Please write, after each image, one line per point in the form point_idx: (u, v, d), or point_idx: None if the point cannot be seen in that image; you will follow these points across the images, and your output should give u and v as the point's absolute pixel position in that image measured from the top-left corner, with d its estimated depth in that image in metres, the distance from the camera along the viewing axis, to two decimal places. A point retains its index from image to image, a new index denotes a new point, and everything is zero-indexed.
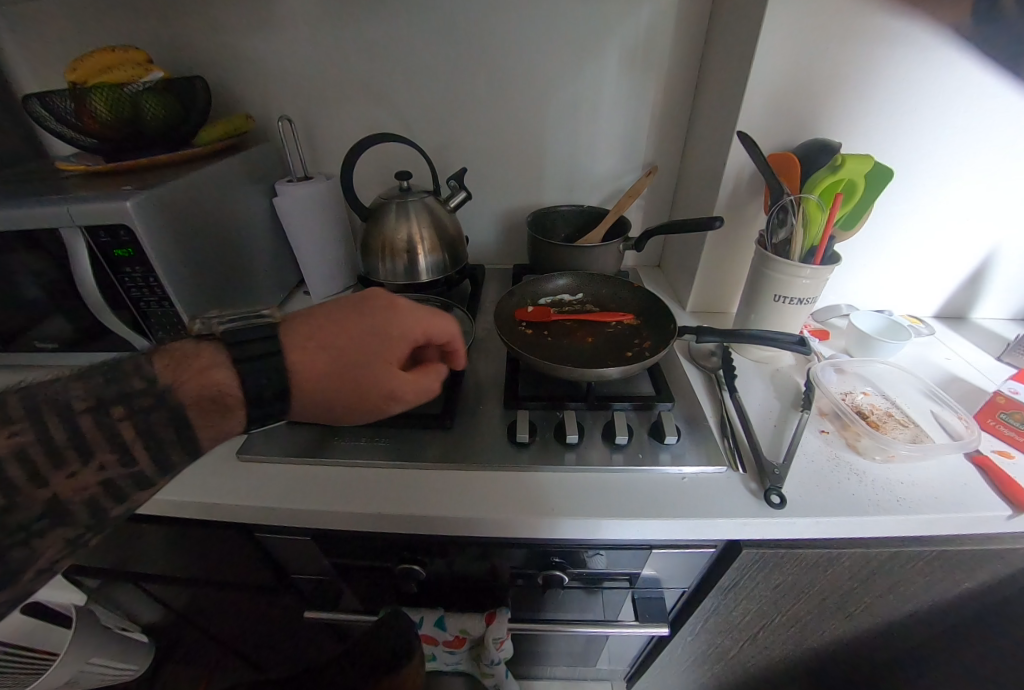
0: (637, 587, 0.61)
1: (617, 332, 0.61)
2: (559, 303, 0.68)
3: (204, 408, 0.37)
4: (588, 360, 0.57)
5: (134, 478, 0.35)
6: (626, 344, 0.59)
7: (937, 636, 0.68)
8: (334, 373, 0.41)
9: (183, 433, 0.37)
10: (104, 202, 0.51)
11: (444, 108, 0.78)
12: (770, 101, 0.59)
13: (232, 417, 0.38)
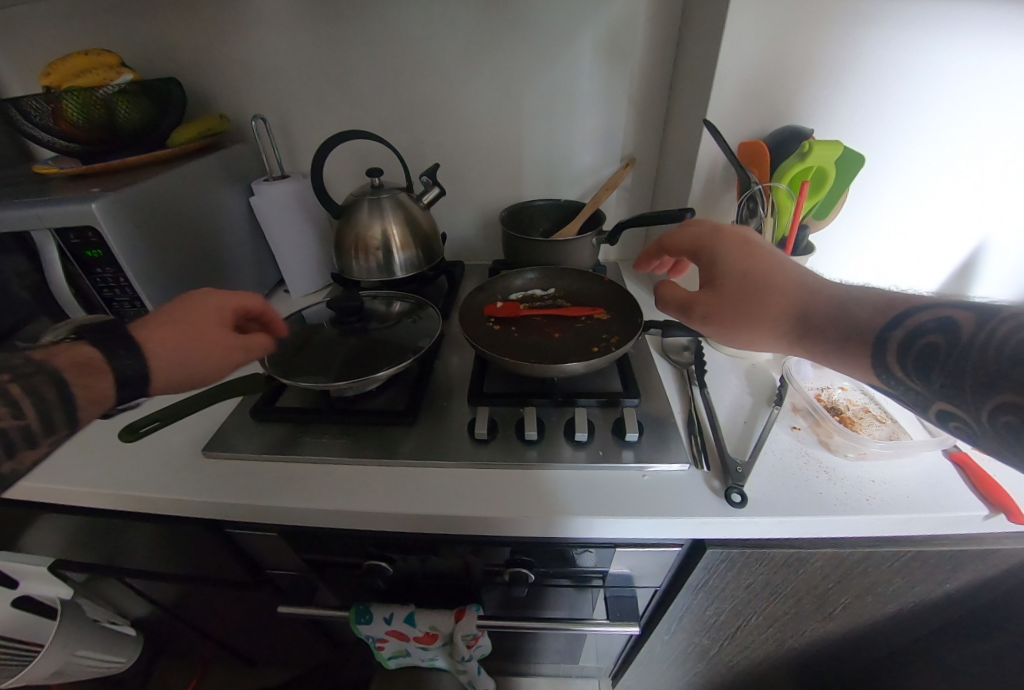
0: (609, 586, 0.60)
1: (586, 326, 0.60)
2: (530, 299, 0.67)
3: (81, 370, 0.38)
4: (554, 356, 0.56)
5: (25, 433, 0.34)
6: (594, 338, 0.58)
7: (923, 636, 0.66)
8: (186, 343, 0.44)
9: (66, 396, 0.36)
10: (70, 205, 0.52)
11: (418, 103, 0.77)
12: (740, 88, 0.58)
13: (104, 377, 0.38)
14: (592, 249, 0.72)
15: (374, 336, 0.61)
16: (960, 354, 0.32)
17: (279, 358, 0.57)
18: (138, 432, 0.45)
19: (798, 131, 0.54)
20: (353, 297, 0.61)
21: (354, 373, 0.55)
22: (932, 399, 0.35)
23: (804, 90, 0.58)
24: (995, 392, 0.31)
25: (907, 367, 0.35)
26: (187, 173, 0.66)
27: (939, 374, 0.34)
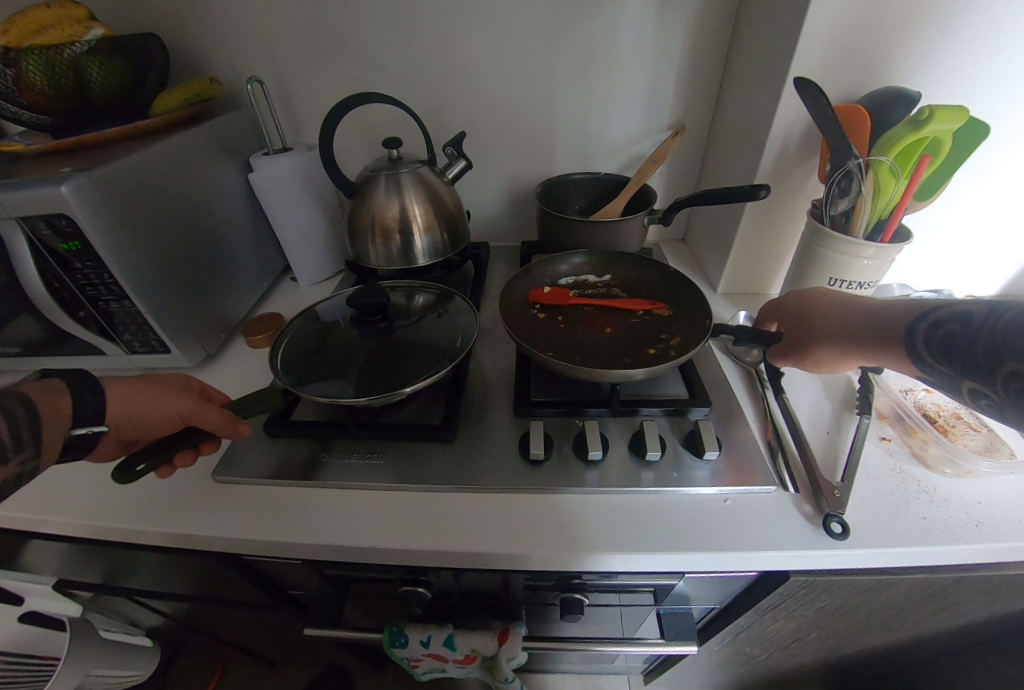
0: (663, 604, 0.55)
1: (642, 321, 0.54)
2: (581, 284, 0.60)
3: (44, 389, 0.36)
4: (605, 355, 0.50)
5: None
6: (653, 335, 0.52)
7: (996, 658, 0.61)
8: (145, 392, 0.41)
9: (33, 414, 0.34)
10: (35, 188, 0.44)
11: (437, 63, 0.67)
12: (832, 38, 0.48)
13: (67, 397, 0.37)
14: (640, 230, 0.64)
15: (402, 335, 0.54)
16: (974, 335, 0.32)
17: (296, 364, 0.50)
18: (133, 473, 0.37)
19: (905, 92, 0.47)
20: (376, 291, 0.53)
21: (381, 381, 0.48)
22: (961, 381, 0.33)
23: (910, 39, 0.48)
24: (1005, 364, 0.30)
25: (931, 352, 0.35)
26: (174, 148, 0.57)
27: (960, 355, 0.33)
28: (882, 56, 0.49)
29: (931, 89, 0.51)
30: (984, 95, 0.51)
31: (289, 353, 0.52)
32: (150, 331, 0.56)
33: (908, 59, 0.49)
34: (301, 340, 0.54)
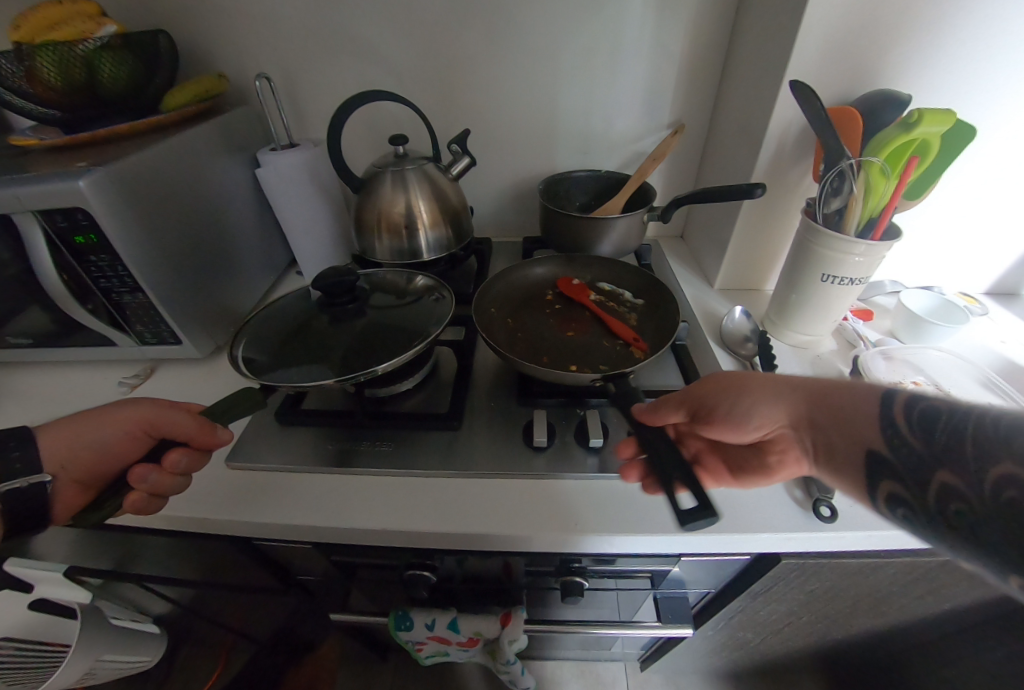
0: (660, 589, 0.57)
1: (616, 352, 0.54)
2: (613, 296, 0.62)
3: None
4: (545, 350, 0.55)
5: None
6: (600, 358, 0.53)
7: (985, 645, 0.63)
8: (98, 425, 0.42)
9: None
10: (55, 183, 0.45)
11: (442, 60, 0.68)
12: (827, 41, 0.50)
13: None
14: (639, 227, 0.65)
15: (373, 318, 0.53)
16: (962, 420, 0.27)
17: (259, 348, 0.49)
18: (101, 510, 0.39)
19: (896, 94, 0.48)
20: (345, 272, 0.52)
21: (306, 352, 0.48)
22: (933, 470, 0.28)
23: (904, 43, 0.50)
24: (998, 463, 0.25)
25: (908, 429, 0.29)
26: (184, 144, 0.58)
27: (943, 439, 0.28)
28: (875, 58, 0.51)
29: (922, 91, 0.53)
30: (973, 97, 0.53)
31: (256, 339, 0.51)
32: (163, 323, 0.57)
33: (899, 62, 0.51)
34: (267, 325, 0.53)
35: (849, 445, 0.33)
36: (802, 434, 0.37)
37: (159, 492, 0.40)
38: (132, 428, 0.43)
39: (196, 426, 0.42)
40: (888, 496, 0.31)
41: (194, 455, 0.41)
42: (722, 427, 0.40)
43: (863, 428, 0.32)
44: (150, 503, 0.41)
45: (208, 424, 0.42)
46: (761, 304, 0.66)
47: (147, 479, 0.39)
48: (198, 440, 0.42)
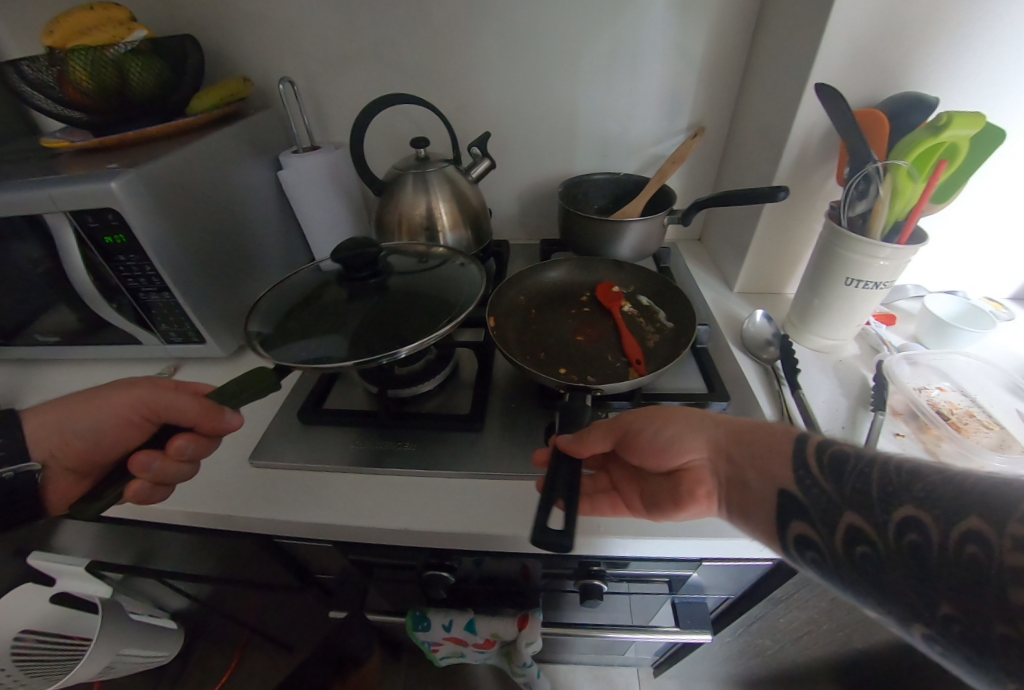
0: (679, 594, 0.57)
1: (616, 369, 0.53)
2: (643, 310, 0.61)
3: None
4: (552, 346, 0.57)
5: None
6: (594, 369, 0.53)
7: None
8: (105, 406, 0.42)
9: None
10: (87, 185, 0.46)
11: (462, 65, 0.69)
12: (854, 44, 0.49)
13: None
14: (660, 230, 0.65)
15: (396, 293, 0.51)
16: (866, 465, 0.30)
17: (273, 327, 0.48)
18: (99, 501, 0.36)
19: (924, 96, 0.48)
20: (365, 245, 0.49)
21: (330, 328, 0.47)
22: (840, 514, 0.30)
23: (932, 45, 0.49)
24: (900, 507, 0.27)
25: (820, 470, 0.31)
26: (212, 146, 0.59)
27: (851, 484, 0.30)
28: (903, 61, 0.50)
29: (951, 94, 0.52)
30: (1004, 99, 0.52)
31: (269, 312, 0.50)
32: (188, 322, 0.58)
33: (928, 64, 0.50)
34: (280, 304, 0.51)
35: (761, 481, 0.35)
36: (717, 467, 0.38)
37: (164, 479, 0.40)
38: (131, 413, 0.43)
39: (202, 410, 0.41)
40: (798, 540, 0.32)
41: (200, 441, 0.41)
42: (644, 453, 0.40)
43: (776, 467, 0.34)
44: (154, 491, 0.41)
45: (215, 408, 0.41)
46: (783, 308, 0.66)
47: (151, 466, 0.38)
48: (205, 424, 0.41)
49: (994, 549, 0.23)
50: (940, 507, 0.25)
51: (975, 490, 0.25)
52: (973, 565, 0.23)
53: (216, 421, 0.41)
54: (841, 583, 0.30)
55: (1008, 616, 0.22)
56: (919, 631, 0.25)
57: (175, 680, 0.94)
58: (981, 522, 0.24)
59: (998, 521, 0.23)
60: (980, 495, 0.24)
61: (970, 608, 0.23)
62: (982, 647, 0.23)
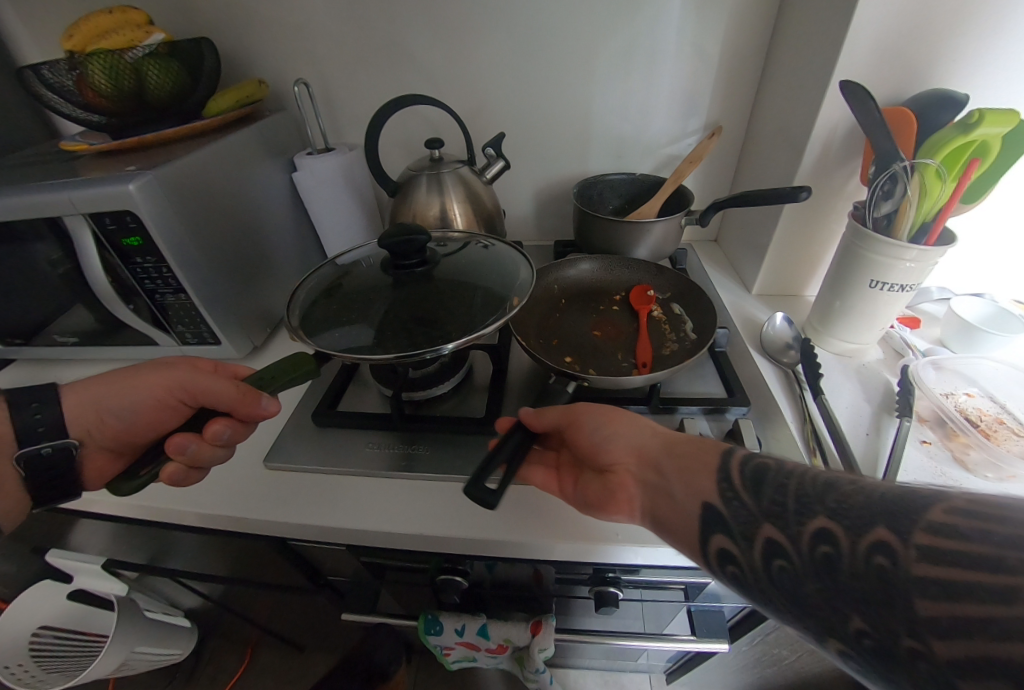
0: (695, 602, 0.56)
1: (621, 368, 0.53)
2: (670, 315, 0.60)
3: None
4: (570, 340, 0.58)
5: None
6: (599, 364, 0.54)
7: None
8: (145, 386, 0.42)
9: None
10: (105, 186, 0.46)
11: (475, 65, 0.69)
12: (880, 41, 0.48)
13: (7, 421, 0.41)
14: (675, 231, 0.64)
15: (443, 283, 0.47)
16: (786, 476, 0.29)
17: (313, 314, 0.45)
18: (136, 480, 0.37)
19: (952, 93, 0.46)
20: (412, 232, 0.44)
21: (377, 319, 0.44)
22: (759, 526, 0.29)
23: (963, 41, 0.47)
24: (812, 518, 0.27)
25: (740, 484, 0.31)
26: (228, 148, 0.59)
27: (770, 496, 0.29)
28: (931, 58, 0.49)
29: (981, 91, 0.50)
30: None
31: (309, 301, 0.47)
32: (203, 324, 0.58)
33: (958, 61, 0.49)
34: (323, 289, 0.48)
35: (684, 493, 0.33)
36: (643, 477, 0.36)
37: (199, 463, 0.39)
38: (166, 395, 0.43)
39: (239, 394, 0.40)
40: (718, 553, 0.30)
41: (235, 426, 0.40)
42: (581, 444, 0.40)
43: (701, 479, 0.33)
44: (190, 474, 0.40)
45: (252, 392, 0.40)
46: (803, 311, 0.64)
47: (186, 449, 0.38)
48: (240, 411, 0.40)
49: (900, 561, 0.23)
50: (851, 519, 0.25)
51: (885, 500, 0.25)
52: (880, 574, 0.23)
53: (253, 407, 0.40)
54: (760, 599, 0.29)
55: (913, 630, 0.22)
56: (836, 649, 0.25)
57: (189, 677, 0.95)
58: (887, 532, 0.24)
59: (903, 531, 0.23)
60: (886, 505, 0.25)
61: (879, 623, 0.23)
62: (892, 665, 0.22)
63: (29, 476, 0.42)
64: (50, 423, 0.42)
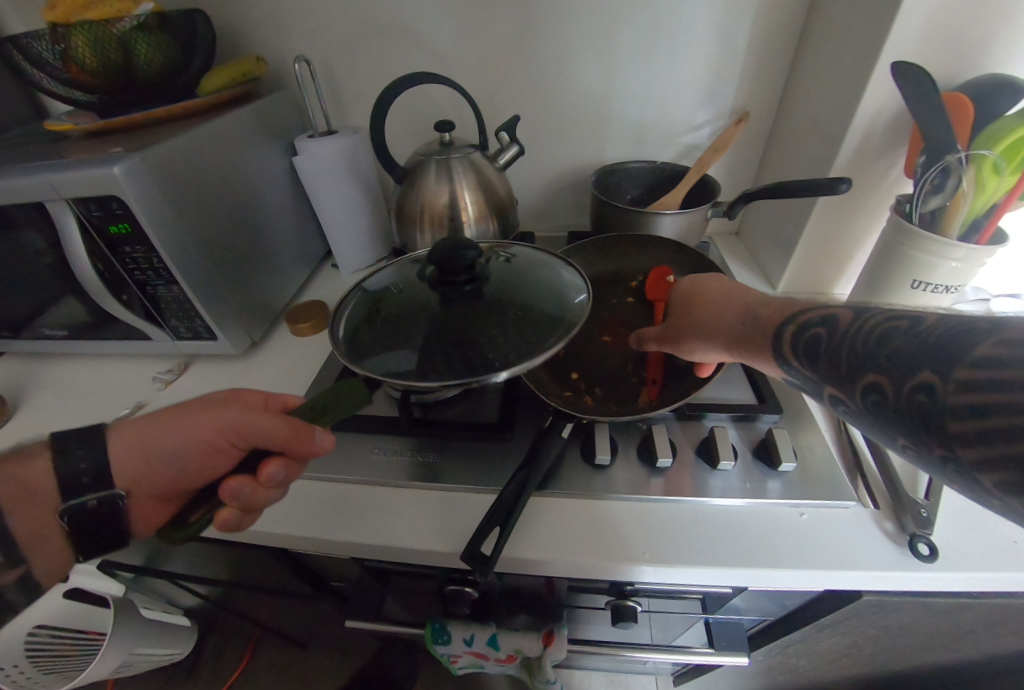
0: (713, 614, 0.54)
1: (629, 382, 0.49)
2: None
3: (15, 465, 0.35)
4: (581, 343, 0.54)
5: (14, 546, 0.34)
6: (609, 376, 0.50)
7: None
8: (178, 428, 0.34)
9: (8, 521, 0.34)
10: (88, 169, 0.43)
11: (486, 43, 0.64)
12: (936, 19, 0.44)
13: (47, 471, 0.35)
14: (700, 223, 0.61)
15: (494, 303, 0.43)
16: (839, 343, 0.29)
17: (357, 337, 0.42)
18: (187, 527, 0.31)
19: (1014, 79, 0.42)
20: (465, 245, 0.40)
21: (433, 346, 0.40)
22: (824, 386, 0.30)
23: None
24: (865, 374, 0.27)
25: (797, 357, 0.31)
26: (223, 130, 0.55)
27: (826, 362, 0.30)
28: (989, 38, 0.44)
29: None
30: None
31: (353, 327, 0.43)
32: (198, 318, 0.55)
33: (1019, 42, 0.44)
34: (365, 305, 0.45)
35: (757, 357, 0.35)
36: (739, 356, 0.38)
37: (255, 505, 0.33)
38: (212, 436, 0.34)
39: (291, 430, 0.33)
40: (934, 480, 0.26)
41: (291, 464, 0.33)
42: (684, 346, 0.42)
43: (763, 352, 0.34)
44: (246, 519, 0.34)
45: (306, 426, 0.33)
46: None
47: (241, 495, 0.32)
48: (293, 448, 0.33)
49: (939, 395, 0.23)
50: (897, 365, 0.25)
51: (936, 343, 0.24)
52: (922, 411, 0.24)
53: (311, 445, 0.33)
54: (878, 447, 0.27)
55: (943, 440, 0.23)
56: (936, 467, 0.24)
57: (189, 671, 0.94)
58: (932, 374, 0.24)
59: (947, 369, 0.23)
60: (930, 348, 0.24)
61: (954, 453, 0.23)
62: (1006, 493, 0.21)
63: (73, 531, 0.36)
64: (94, 464, 0.35)
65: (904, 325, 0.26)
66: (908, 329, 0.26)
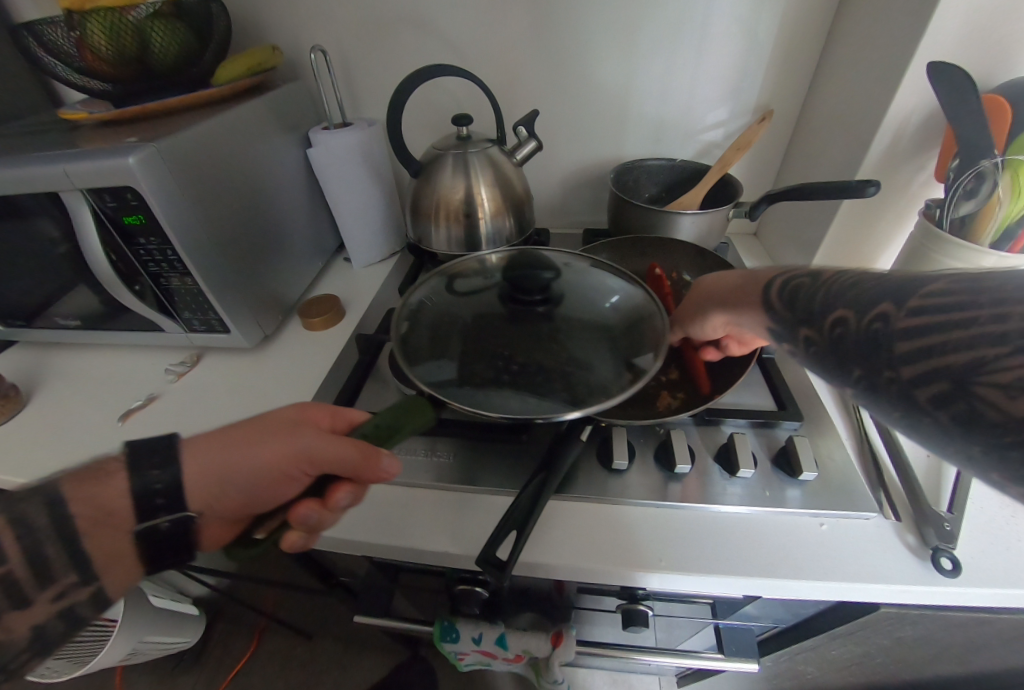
0: (723, 620, 0.53)
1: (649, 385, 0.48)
2: None
3: (83, 481, 0.30)
4: None
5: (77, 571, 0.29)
6: None
7: None
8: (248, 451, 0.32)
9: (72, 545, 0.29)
10: (103, 159, 0.42)
11: (505, 36, 0.63)
12: (975, 17, 0.42)
13: (121, 486, 0.30)
14: (720, 224, 0.59)
15: (568, 322, 0.42)
16: (815, 288, 0.29)
17: (424, 359, 0.40)
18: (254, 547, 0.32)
19: None
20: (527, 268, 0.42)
21: (516, 366, 0.39)
22: (795, 331, 0.30)
23: None
24: (833, 309, 0.27)
25: (777, 303, 0.32)
26: (239, 121, 0.55)
27: (801, 307, 0.30)
28: None
29: None
30: None
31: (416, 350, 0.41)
32: (212, 311, 0.55)
33: None
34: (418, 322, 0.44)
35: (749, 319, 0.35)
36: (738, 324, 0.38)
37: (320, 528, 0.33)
38: (284, 461, 0.32)
39: (361, 456, 0.31)
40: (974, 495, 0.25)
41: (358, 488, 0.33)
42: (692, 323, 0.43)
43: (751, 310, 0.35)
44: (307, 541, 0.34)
45: (373, 451, 0.31)
46: None
47: (309, 521, 0.31)
48: (364, 474, 0.32)
49: (892, 321, 0.24)
50: (860, 301, 0.26)
51: (895, 284, 0.25)
52: (875, 337, 0.24)
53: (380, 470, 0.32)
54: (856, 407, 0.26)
55: (893, 364, 0.23)
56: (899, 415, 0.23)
57: (196, 659, 0.94)
58: (890, 304, 0.24)
59: (903, 299, 0.24)
60: (894, 286, 0.25)
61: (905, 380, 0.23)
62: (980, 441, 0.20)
63: (145, 552, 0.31)
64: (170, 481, 0.30)
65: (871, 277, 0.27)
66: (877, 277, 0.26)
